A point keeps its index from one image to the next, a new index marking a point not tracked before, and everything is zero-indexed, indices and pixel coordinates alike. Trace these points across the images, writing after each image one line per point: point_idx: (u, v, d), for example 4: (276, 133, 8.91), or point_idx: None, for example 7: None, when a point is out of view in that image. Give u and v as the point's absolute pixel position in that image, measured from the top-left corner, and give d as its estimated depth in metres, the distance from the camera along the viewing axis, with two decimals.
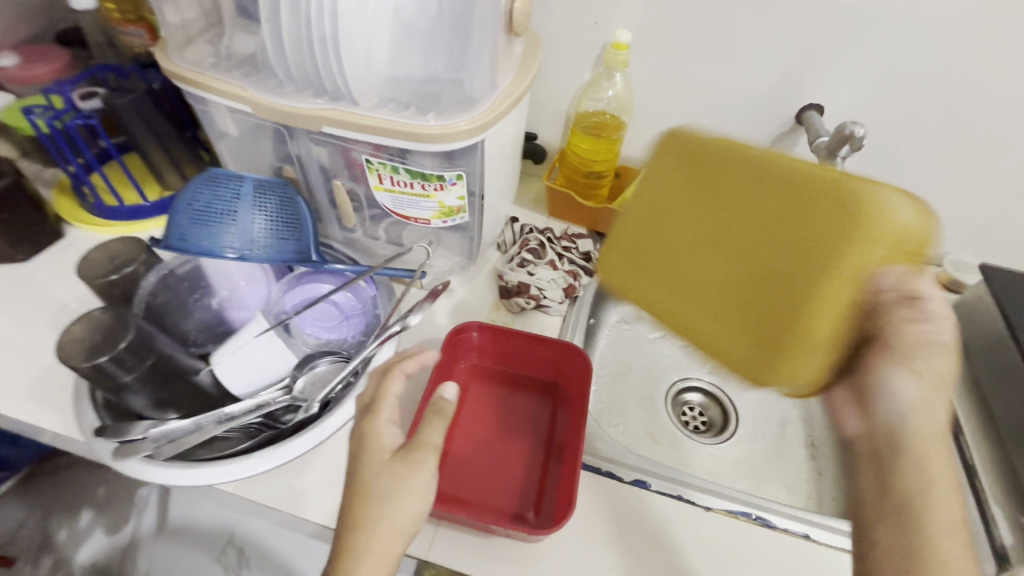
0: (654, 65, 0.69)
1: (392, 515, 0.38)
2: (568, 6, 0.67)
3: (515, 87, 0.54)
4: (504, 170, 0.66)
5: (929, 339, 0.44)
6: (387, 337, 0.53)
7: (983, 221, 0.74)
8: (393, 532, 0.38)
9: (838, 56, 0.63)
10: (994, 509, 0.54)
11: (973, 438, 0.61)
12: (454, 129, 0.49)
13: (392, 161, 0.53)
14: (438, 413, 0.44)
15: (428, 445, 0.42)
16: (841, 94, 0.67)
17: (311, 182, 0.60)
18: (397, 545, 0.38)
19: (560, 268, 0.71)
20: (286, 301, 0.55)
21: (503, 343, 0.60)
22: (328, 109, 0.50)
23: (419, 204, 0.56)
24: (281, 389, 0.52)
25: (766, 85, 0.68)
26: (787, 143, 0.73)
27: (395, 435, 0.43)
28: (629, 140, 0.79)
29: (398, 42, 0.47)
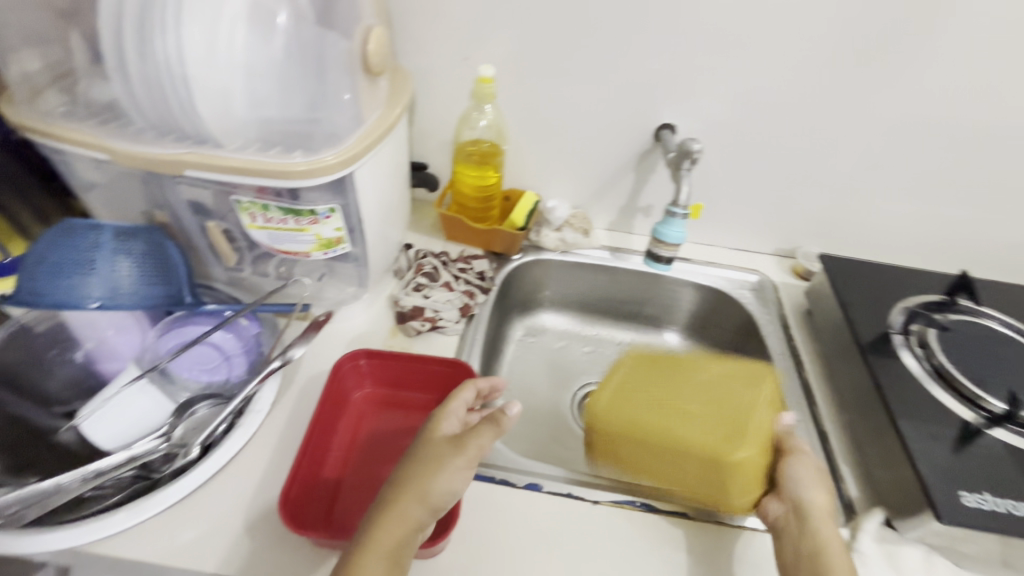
0: (524, 95, 0.76)
1: (429, 491, 0.44)
2: (437, 47, 0.73)
3: (382, 120, 0.57)
4: (389, 199, 0.68)
5: (812, 461, 0.55)
6: (268, 373, 0.54)
7: (822, 219, 0.85)
8: (425, 503, 0.44)
9: (674, 83, 0.73)
10: (843, 464, 0.62)
11: (828, 405, 0.68)
12: (321, 163, 0.51)
13: (260, 200, 0.54)
14: (492, 422, 0.48)
15: (473, 445, 0.47)
16: (685, 117, 0.76)
17: (188, 228, 0.60)
18: (417, 510, 0.44)
19: (456, 290, 0.74)
20: (161, 345, 0.54)
21: (391, 366, 0.61)
22: (191, 152, 0.51)
23: (295, 239, 0.57)
24: (158, 438, 0.51)
25: (623, 109, 0.76)
26: (649, 162, 0.81)
27: (454, 426, 0.50)
28: (515, 165, 0.85)
29: (252, 85, 0.48)
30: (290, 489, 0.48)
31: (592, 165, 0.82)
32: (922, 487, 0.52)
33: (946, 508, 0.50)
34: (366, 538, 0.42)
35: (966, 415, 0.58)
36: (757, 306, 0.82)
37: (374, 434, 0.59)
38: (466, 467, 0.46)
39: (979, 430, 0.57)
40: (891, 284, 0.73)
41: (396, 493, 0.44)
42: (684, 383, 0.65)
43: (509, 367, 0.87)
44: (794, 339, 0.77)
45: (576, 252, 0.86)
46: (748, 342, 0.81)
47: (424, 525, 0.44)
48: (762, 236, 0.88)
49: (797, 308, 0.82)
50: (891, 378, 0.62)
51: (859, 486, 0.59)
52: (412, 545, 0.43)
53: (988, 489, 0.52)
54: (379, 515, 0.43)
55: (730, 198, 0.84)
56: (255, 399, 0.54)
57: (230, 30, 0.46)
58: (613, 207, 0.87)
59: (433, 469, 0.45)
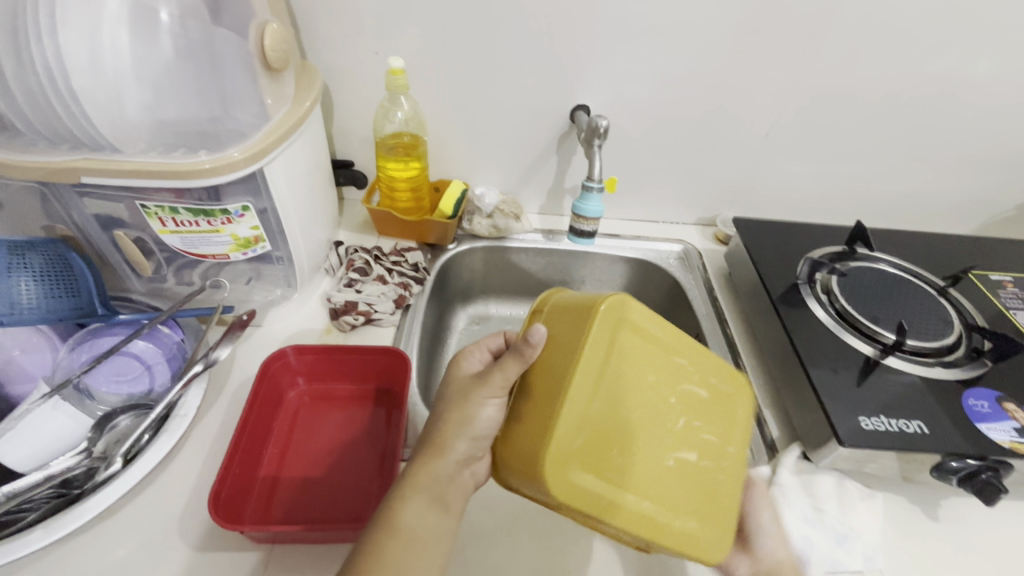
0: (441, 85, 0.78)
1: (467, 425, 0.44)
2: (349, 43, 0.74)
3: (290, 115, 0.58)
4: (310, 195, 0.68)
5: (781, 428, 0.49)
6: (190, 377, 0.53)
7: (734, 188, 0.91)
8: (462, 436, 0.45)
9: (582, 67, 0.77)
10: (765, 409, 0.66)
11: (750, 356, 0.73)
12: (226, 159, 0.51)
13: (166, 203, 0.53)
14: (516, 354, 0.43)
15: (499, 376, 0.43)
16: (597, 99, 0.80)
17: (98, 242, 0.58)
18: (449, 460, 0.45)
19: (389, 282, 0.74)
20: (74, 359, 0.53)
21: (322, 361, 0.60)
22: (85, 158, 0.49)
23: (211, 240, 0.57)
24: (79, 455, 0.49)
25: (537, 94, 0.79)
26: (568, 144, 0.84)
27: (478, 363, 0.50)
28: (441, 156, 0.86)
29: (144, 88, 0.48)
30: (220, 489, 0.47)
31: (515, 151, 0.85)
32: (825, 416, 0.57)
33: (847, 432, 0.55)
34: (408, 482, 0.43)
35: (865, 349, 0.63)
36: (684, 272, 0.86)
37: (313, 429, 0.59)
38: (496, 397, 0.45)
39: (876, 360, 0.62)
40: (796, 239, 0.79)
41: (439, 434, 0.45)
42: (628, 376, 0.43)
43: (455, 355, 0.88)
44: (718, 299, 0.81)
45: (510, 237, 0.88)
46: (677, 307, 0.86)
47: (464, 459, 0.45)
48: (681, 206, 0.93)
49: (720, 272, 0.87)
50: (799, 324, 0.66)
51: (778, 425, 0.64)
52: (450, 483, 0.45)
53: (885, 412, 0.57)
54: (419, 462, 0.45)
55: (648, 172, 0.89)
56: (178, 404, 0.53)
57: (112, 33, 0.45)
58: (541, 190, 0.90)
59: (461, 407, 0.45)
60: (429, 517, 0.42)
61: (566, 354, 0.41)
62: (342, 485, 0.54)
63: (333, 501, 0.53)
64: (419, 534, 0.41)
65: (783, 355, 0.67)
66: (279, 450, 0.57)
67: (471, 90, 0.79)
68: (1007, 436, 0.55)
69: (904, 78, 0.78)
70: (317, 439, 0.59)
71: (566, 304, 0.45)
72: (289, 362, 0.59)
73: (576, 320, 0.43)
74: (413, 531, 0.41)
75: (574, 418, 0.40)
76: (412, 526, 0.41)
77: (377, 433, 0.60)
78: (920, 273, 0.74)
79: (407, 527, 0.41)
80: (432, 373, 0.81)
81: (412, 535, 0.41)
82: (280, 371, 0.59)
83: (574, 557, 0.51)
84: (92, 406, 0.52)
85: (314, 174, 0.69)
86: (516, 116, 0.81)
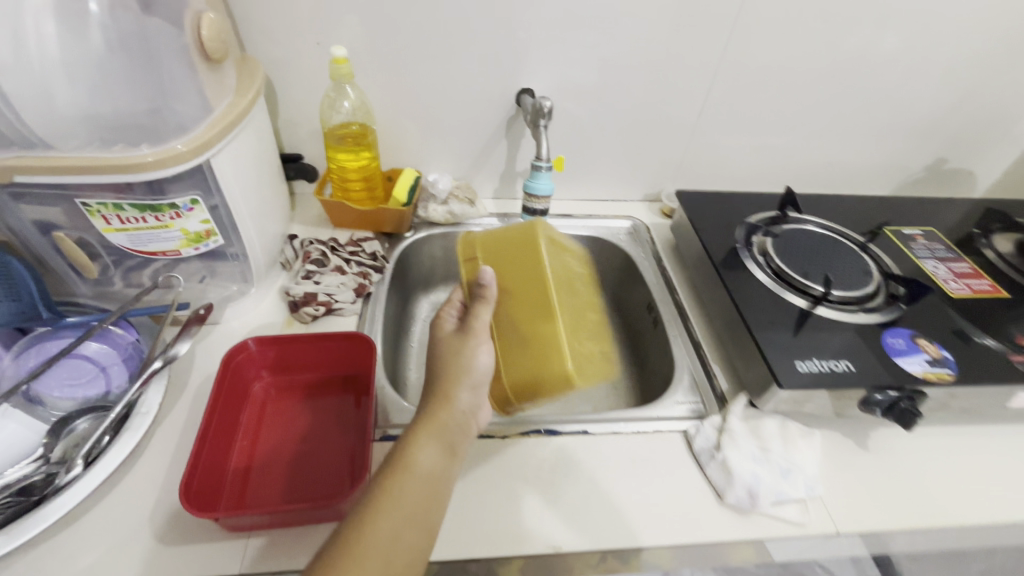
0: (387, 74, 0.79)
1: (465, 374, 0.51)
2: (290, 33, 0.73)
3: (234, 106, 0.58)
4: (260, 188, 0.68)
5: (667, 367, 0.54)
6: (149, 375, 0.52)
7: (675, 163, 0.96)
8: (465, 385, 0.51)
9: (524, 52, 0.79)
10: (713, 364, 0.71)
11: (697, 318, 0.78)
12: (170, 151, 0.50)
13: (110, 200, 0.52)
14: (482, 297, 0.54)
15: (478, 322, 0.53)
16: (540, 83, 0.83)
17: (38, 245, 0.56)
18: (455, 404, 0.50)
19: (348, 272, 0.75)
20: (20, 365, 0.51)
21: (286, 350, 0.60)
22: (17, 157, 0.48)
23: (160, 236, 0.56)
24: (35, 462, 0.48)
25: (482, 80, 0.81)
26: (516, 128, 0.87)
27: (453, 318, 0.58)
28: (392, 145, 0.87)
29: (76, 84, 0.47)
30: (191, 478, 0.47)
31: (465, 136, 0.87)
32: (766, 364, 0.62)
33: (785, 376, 0.60)
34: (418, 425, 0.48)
35: (798, 302, 0.69)
36: (634, 245, 0.91)
37: (281, 418, 0.60)
38: (483, 343, 0.54)
39: (807, 311, 0.68)
40: (734, 207, 0.84)
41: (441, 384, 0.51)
42: (571, 278, 0.57)
43: (419, 342, 0.90)
44: (666, 269, 0.86)
45: (466, 222, 0.90)
46: (629, 279, 0.90)
47: (468, 408, 0.51)
48: (628, 184, 0.98)
49: (667, 243, 0.92)
50: (740, 284, 0.72)
51: (727, 378, 0.69)
52: (459, 431, 0.49)
53: (817, 355, 0.63)
54: (426, 411, 0.49)
55: (595, 152, 0.92)
56: (139, 403, 0.52)
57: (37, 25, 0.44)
58: (494, 175, 0.92)
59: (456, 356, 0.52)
60: (440, 459, 0.46)
61: (523, 273, 0.55)
62: (318, 469, 0.55)
63: (310, 485, 0.54)
64: (432, 471, 0.45)
65: (726, 314, 0.72)
66: (250, 441, 0.57)
67: (416, 77, 0.80)
68: (920, 367, 0.62)
69: (820, 52, 0.84)
70: (288, 426, 0.59)
71: (497, 242, 0.58)
72: (252, 355, 0.59)
73: (526, 245, 0.56)
74: (427, 468, 0.45)
75: (536, 306, 0.53)
76: (426, 467, 0.45)
77: (348, 415, 0.61)
78: (843, 231, 0.80)
79: (425, 465, 0.45)
80: (398, 360, 0.82)
81: (428, 472, 0.45)
82: (245, 364, 0.59)
83: (544, 511, 0.54)
84: (45, 412, 0.51)
85: (262, 167, 0.68)
86: (464, 101, 0.83)
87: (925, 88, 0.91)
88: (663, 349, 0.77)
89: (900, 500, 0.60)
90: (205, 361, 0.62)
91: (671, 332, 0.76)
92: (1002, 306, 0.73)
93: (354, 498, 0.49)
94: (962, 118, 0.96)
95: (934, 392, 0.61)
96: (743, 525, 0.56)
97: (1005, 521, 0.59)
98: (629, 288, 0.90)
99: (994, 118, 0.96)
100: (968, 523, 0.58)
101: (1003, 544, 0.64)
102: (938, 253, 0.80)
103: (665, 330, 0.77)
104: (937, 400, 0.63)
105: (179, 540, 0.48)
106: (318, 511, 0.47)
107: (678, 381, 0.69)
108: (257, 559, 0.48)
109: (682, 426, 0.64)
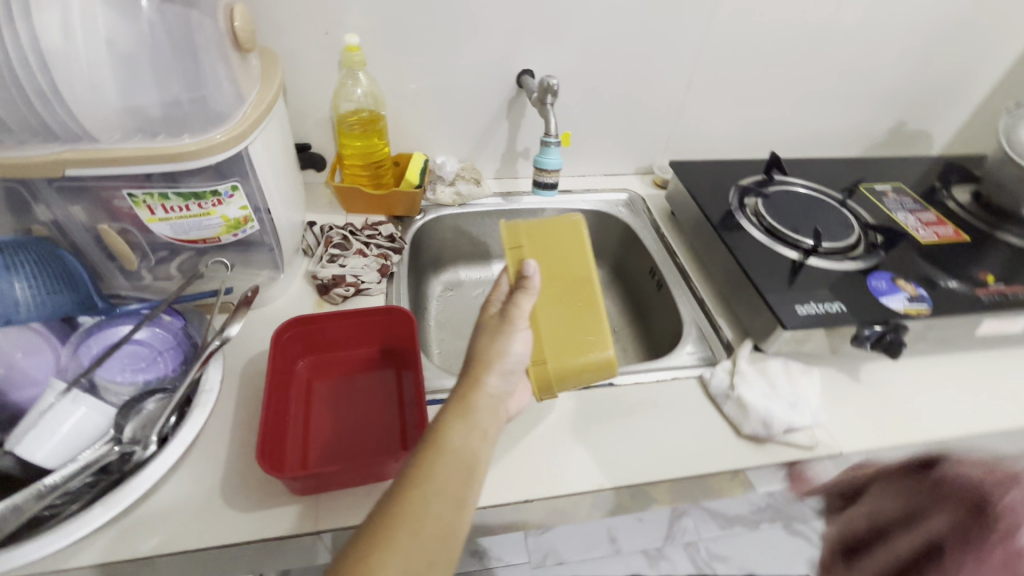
0: (392, 61, 0.81)
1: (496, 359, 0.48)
2: (297, 24, 0.74)
3: (263, 96, 0.60)
4: (284, 176, 0.70)
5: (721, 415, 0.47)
6: (208, 355, 0.54)
7: (665, 137, 1.02)
8: (499, 369, 0.48)
9: (523, 35, 0.83)
10: (718, 318, 0.77)
11: (698, 278, 0.84)
12: (212, 141, 0.53)
13: (156, 189, 0.54)
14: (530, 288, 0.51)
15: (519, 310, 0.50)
16: (539, 64, 0.86)
17: (80, 241, 0.58)
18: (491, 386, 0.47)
19: (370, 254, 0.77)
20: (82, 355, 0.54)
21: (327, 328, 0.63)
22: (67, 150, 0.49)
23: (201, 224, 0.58)
24: (108, 443, 0.50)
25: (484, 63, 0.84)
26: (517, 109, 0.90)
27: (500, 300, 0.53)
28: (398, 131, 0.90)
29: (121, 73, 0.48)
30: (263, 446, 0.50)
31: (468, 119, 0.90)
32: (769, 310, 0.69)
33: (788, 318, 0.67)
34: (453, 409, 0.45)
35: (791, 255, 0.76)
36: (632, 216, 0.96)
37: (328, 391, 0.63)
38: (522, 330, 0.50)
39: (801, 262, 0.75)
40: (724, 174, 0.90)
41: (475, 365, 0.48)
42: None
43: (436, 321, 0.93)
44: (665, 235, 0.92)
45: (473, 203, 0.93)
46: (630, 248, 0.96)
47: (496, 394, 0.47)
48: (622, 158, 1.03)
49: (663, 212, 0.97)
50: (738, 242, 0.78)
51: (731, 328, 0.76)
52: (491, 414, 0.46)
53: (812, 300, 0.70)
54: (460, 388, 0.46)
55: (590, 129, 0.97)
56: (201, 381, 0.55)
57: (85, 16, 0.46)
58: (496, 156, 0.96)
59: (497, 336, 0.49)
60: (474, 440, 0.44)
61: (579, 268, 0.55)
62: (370, 435, 0.59)
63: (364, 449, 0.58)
64: (468, 455, 0.43)
65: (726, 271, 0.79)
66: (301, 415, 0.60)
67: (421, 62, 0.82)
68: (902, 303, 0.70)
69: (794, 26, 0.91)
70: (336, 399, 0.63)
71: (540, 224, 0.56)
72: (296, 333, 0.62)
73: (573, 241, 0.55)
74: (461, 455, 0.42)
75: (575, 301, 0.55)
76: (457, 452, 0.42)
77: (390, 386, 0.65)
78: (824, 189, 0.88)
79: (462, 450, 0.43)
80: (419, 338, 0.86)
81: (462, 460, 0.42)
82: (291, 342, 0.62)
83: (582, 455, 0.60)
84: (107, 398, 0.53)
85: (283, 157, 0.70)
86: (467, 85, 0.86)
87: (887, 56, 0.99)
88: (669, 309, 0.83)
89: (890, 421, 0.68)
90: (247, 345, 0.65)
91: (676, 292, 0.82)
92: (964, 248, 0.82)
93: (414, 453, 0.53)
94: (919, 82, 1.05)
95: (913, 325, 0.69)
96: (760, 452, 0.62)
97: (978, 432, 0.67)
98: (630, 257, 0.96)
99: (948, 80, 1.05)
100: (948, 436, 0.67)
101: None
102: (906, 207, 0.88)
103: (670, 291, 0.83)
104: (916, 333, 0.71)
105: (254, 506, 0.52)
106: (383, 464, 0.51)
107: (688, 335, 0.75)
108: (330, 516, 0.52)
109: (696, 371, 0.70)
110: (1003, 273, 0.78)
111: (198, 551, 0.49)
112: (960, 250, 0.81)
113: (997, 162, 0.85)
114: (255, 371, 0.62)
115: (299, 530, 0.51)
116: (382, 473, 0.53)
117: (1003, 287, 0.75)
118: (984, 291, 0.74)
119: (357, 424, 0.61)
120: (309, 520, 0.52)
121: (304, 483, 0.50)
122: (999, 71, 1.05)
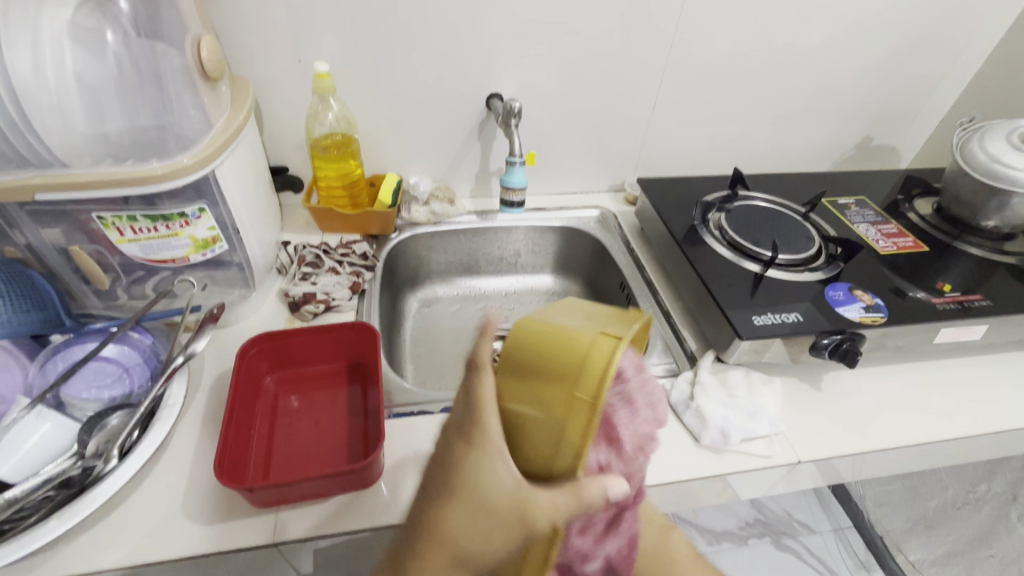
0: (365, 87, 0.85)
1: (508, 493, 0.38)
2: (271, 53, 0.78)
3: (232, 120, 0.63)
4: (258, 197, 0.73)
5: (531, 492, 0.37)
6: (172, 371, 0.56)
7: (635, 155, 1.05)
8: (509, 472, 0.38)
9: (490, 62, 0.86)
10: (682, 329, 0.79)
11: (665, 289, 0.86)
12: (177, 164, 0.55)
13: (123, 212, 0.56)
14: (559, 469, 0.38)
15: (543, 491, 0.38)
16: (506, 90, 0.90)
17: (55, 265, 0.61)
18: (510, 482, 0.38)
19: (342, 273, 0.79)
20: (48, 371, 0.57)
21: (294, 343, 0.65)
22: (34, 175, 0.51)
23: (170, 244, 0.60)
24: (72, 457, 0.52)
25: (453, 89, 0.88)
26: (488, 129, 0.94)
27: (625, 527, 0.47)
28: (374, 154, 0.93)
29: (91, 102, 0.51)
30: (221, 461, 0.52)
31: (442, 140, 0.94)
32: (728, 322, 0.70)
33: (743, 329, 0.68)
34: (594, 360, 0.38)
35: (753, 268, 0.78)
36: (605, 231, 0.99)
37: (293, 407, 0.65)
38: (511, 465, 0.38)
39: (760, 274, 0.77)
40: (689, 192, 0.94)
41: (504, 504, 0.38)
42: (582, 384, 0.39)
43: (411, 336, 0.94)
44: (635, 249, 0.94)
45: (447, 221, 0.96)
46: (600, 261, 0.98)
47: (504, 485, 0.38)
48: (595, 176, 1.06)
49: (633, 227, 1.00)
50: (699, 256, 0.80)
51: (695, 340, 0.78)
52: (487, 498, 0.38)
53: (770, 310, 0.72)
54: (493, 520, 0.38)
55: (560, 149, 1.01)
56: (165, 397, 0.56)
57: (55, 51, 0.48)
58: (470, 176, 0.99)
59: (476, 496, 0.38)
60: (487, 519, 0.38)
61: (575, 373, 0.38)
62: (331, 451, 0.61)
63: (323, 466, 0.59)
64: (520, 501, 0.36)
65: (687, 283, 0.81)
66: (266, 431, 0.62)
67: (392, 87, 0.86)
68: (857, 313, 0.72)
69: (755, 47, 0.95)
70: (301, 412, 0.64)
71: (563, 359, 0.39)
72: (264, 349, 0.64)
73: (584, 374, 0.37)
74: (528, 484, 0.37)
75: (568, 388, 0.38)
76: (499, 496, 0.37)
77: (356, 401, 0.66)
78: (786, 204, 0.93)
79: (530, 497, 0.36)
80: (393, 355, 0.87)
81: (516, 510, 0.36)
82: (258, 356, 0.63)
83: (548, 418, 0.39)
84: (73, 413, 0.56)
85: (257, 179, 0.73)
86: (437, 108, 0.90)
87: (846, 75, 1.03)
88: None
89: (849, 431, 0.68)
90: (217, 361, 0.67)
91: (643, 304, 0.83)
92: (923, 259, 0.84)
93: (377, 461, 0.54)
94: (880, 100, 1.09)
95: (870, 333, 0.70)
96: (720, 461, 0.63)
97: (935, 438, 0.68)
98: (601, 270, 0.98)
99: (908, 97, 1.09)
100: (906, 443, 0.67)
101: (938, 462, 0.74)
102: (869, 218, 0.93)
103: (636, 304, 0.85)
104: (874, 341, 0.72)
105: (212, 519, 0.53)
106: (343, 476, 0.52)
107: (653, 345, 0.77)
108: (289, 527, 0.53)
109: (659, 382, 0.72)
110: (961, 283, 0.79)
111: (153, 564, 0.49)
112: (919, 260, 0.84)
113: (953, 174, 0.87)
114: (221, 387, 0.64)
115: (254, 544, 0.52)
116: (343, 485, 0.54)
117: (959, 295, 0.76)
118: (941, 299, 0.76)
119: (321, 437, 0.62)
120: (267, 531, 0.52)
121: (258, 494, 0.51)
122: (961, 85, 1.08)
